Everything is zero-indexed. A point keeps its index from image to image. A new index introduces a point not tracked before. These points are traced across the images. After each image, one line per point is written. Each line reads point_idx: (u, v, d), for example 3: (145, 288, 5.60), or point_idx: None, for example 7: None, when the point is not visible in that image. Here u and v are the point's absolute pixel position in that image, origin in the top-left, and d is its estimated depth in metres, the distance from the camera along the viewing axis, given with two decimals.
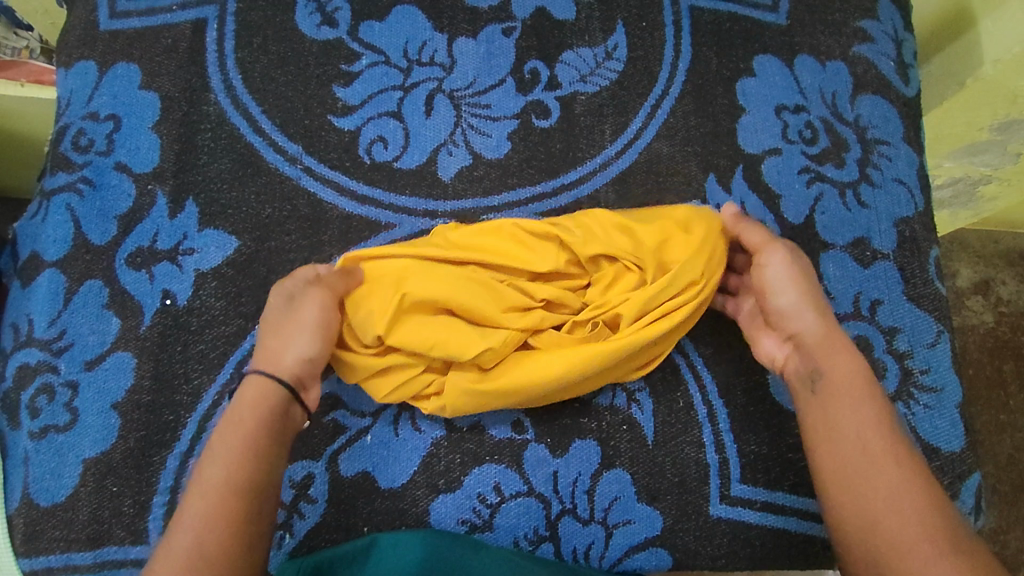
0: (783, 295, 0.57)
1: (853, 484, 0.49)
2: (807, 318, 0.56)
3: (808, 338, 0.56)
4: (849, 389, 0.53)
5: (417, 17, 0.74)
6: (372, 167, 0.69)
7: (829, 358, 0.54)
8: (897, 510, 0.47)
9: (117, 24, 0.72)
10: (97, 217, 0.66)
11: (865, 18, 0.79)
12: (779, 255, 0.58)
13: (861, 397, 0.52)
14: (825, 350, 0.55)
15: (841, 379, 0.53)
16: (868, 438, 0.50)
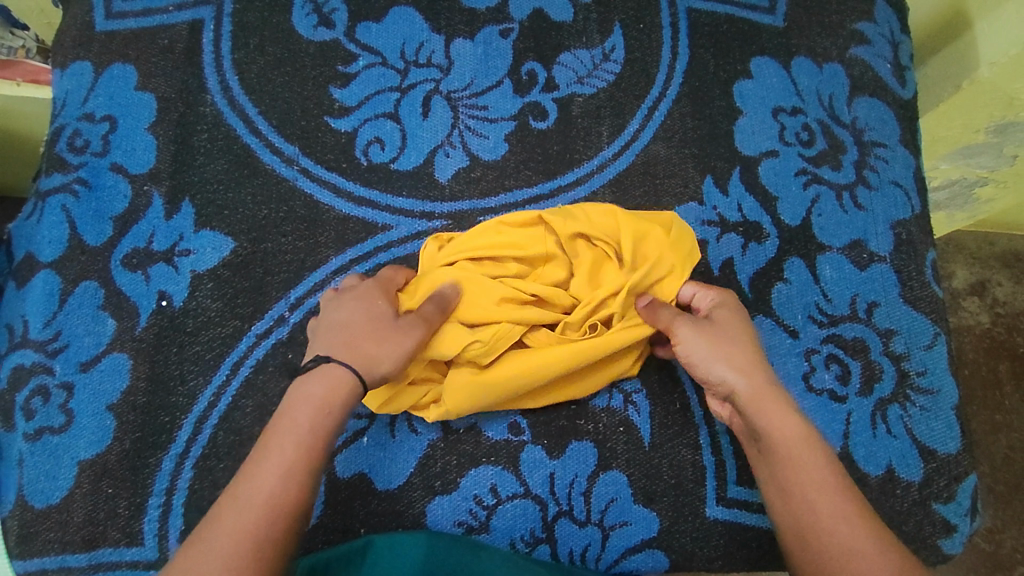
0: (711, 367, 0.54)
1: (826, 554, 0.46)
2: (741, 379, 0.53)
3: (744, 399, 0.53)
4: (790, 449, 0.50)
5: (414, 18, 0.74)
6: (368, 168, 0.69)
7: (767, 413, 0.52)
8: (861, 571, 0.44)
9: (113, 24, 0.72)
10: (93, 218, 0.66)
11: (862, 21, 0.79)
12: (726, 315, 0.57)
13: (807, 452, 0.50)
14: (764, 408, 0.52)
15: (780, 423, 0.51)
16: (818, 498, 0.48)
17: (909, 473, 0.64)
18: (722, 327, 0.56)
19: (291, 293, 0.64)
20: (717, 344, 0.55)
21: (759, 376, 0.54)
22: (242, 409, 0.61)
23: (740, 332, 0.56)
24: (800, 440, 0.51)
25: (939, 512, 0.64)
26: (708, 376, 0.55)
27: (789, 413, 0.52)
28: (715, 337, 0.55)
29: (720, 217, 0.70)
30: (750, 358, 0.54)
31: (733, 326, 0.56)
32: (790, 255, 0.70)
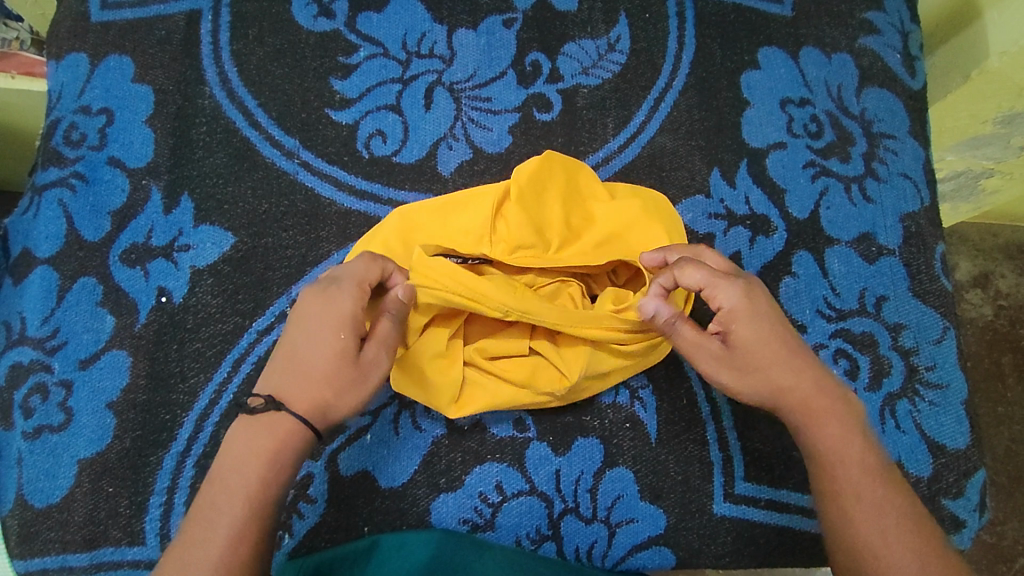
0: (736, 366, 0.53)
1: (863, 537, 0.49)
2: (785, 396, 0.52)
3: (796, 403, 0.52)
4: (844, 449, 0.51)
5: (416, 8, 0.73)
6: (370, 161, 0.68)
7: (821, 428, 0.52)
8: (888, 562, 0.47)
9: (110, 15, 0.71)
10: (90, 213, 0.65)
11: (871, 10, 0.78)
12: (732, 303, 0.53)
13: (848, 466, 0.50)
14: (813, 417, 0.52)
15: (826, 425, 0.52)
16: (862, 502, 0.49)
17: (918, 468, 0.64)
18: (745, 351, 0.53)
19: (292, 288, 0.63)
20: (743, 374, 0.53)
21: (809, 379, 0.52)
22: None
23: (777, 336, 0.53)
24: (853, 450, 0.51)
25: (947, 508, 0.63)
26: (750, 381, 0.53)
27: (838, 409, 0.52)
28: (740, 369, 0.53)
29: (727, 210, 0.69)
30: (780, 370, 0.52)
31: (759, 340, 0.52)
32: (798, 248, 0.69)
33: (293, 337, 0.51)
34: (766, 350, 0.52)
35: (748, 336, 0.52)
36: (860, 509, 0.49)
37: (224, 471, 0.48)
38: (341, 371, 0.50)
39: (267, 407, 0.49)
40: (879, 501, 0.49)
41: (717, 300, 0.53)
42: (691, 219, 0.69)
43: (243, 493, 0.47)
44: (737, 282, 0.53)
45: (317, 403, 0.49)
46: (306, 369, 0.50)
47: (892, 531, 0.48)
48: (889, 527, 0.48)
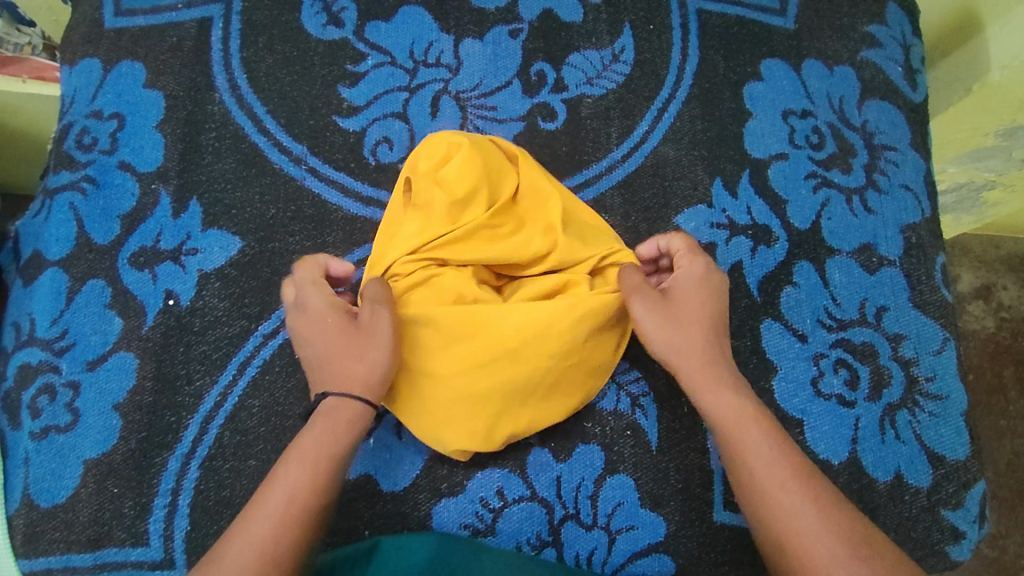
0: (670, 344, 0.56)
1: (770, 495, 0.49)
2: (692, 350, 0.56)
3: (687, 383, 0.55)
4: (732, 424, 0.52)
5: (423, 18, 0.74)
6: (377, 168, 0.69)
7: (716, 398, 0.54)
8: (789, 509, 0.48)
9: (122, 21, 0.72)
10: (100, 216, 0.65)
11: (873, 23, 0.79)
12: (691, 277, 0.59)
13: (748, 425, 0.52)
14: (708, 389, 0.54)
15: (716, 399, 0.54)
16: (760, 463, 0.50)
17: (918, 479, 0.64)
18: (676, 313, 0.57)
19: None
20: (673, 328, 0.56)
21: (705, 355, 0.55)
22: (249, 410, 0.61)
23: (700, 315, 0.57)
24: (747, 416, 0.52)
25: (947, 519, 0.63)
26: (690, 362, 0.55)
27: (731, 384, 0.55)
28: (665, 319, 0.56)
29: (729, 220, 0.70)
30: (694, 347, 0.56)
31: (694, 307, 0.57)
32: (799, 259, 0.70)
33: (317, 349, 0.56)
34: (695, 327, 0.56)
35: (685, 302, 0.57)
36: (765, 468, 0.50)
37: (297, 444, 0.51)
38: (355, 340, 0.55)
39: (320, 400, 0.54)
40: (777, 457, 0.50)
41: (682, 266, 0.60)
42: (693, 228, 0.69)
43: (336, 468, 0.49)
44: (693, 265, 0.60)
45: (355, 377, 0.54)
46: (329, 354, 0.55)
47: (794, 483, 0.49)
48: (785, 476, 0.49)
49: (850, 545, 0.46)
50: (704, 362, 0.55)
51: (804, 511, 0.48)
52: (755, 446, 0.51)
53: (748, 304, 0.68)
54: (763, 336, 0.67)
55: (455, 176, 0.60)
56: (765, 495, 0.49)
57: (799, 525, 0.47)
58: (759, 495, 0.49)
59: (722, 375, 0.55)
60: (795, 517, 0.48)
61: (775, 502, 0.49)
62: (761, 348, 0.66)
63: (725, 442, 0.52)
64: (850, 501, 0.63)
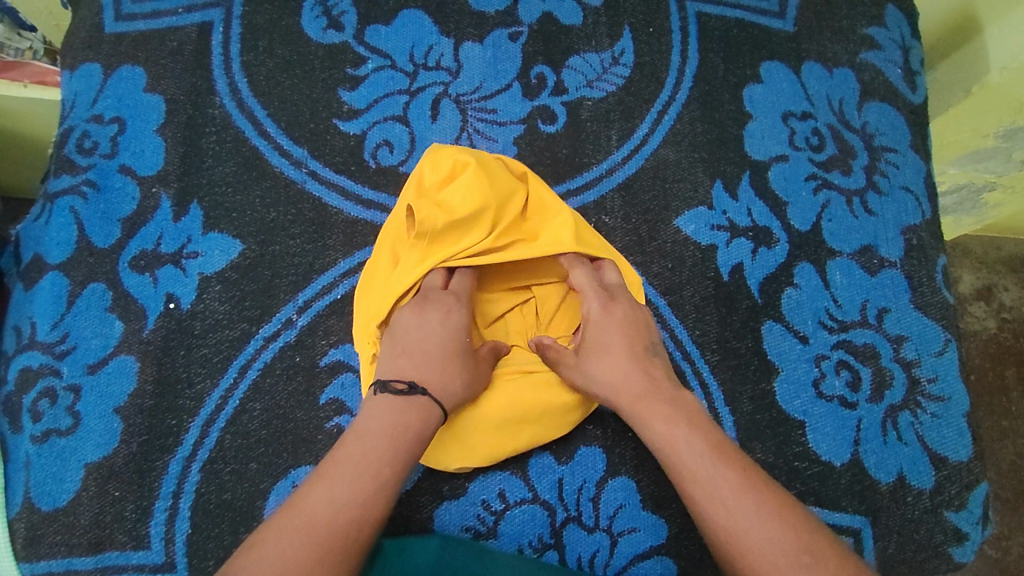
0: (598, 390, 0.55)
1: (708, 513, 0.46)
2: (620, 395, 0.54)
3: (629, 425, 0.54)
4: (661, 448, 0.51)
5: (423, 21, 0.74)
6: (377, 171, 0.69)
7: (652, 424, 0.52)
8: (731, 527, 0.45)
9: (123, 26, 0.72)
10: (101, 220, 0.66)
11: (872, 25, 0.79)
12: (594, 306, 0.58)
13: (684, 448, 0.49)
14: (645, 419, 0.52)
15: (649, 425, 0.52)
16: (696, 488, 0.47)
17: (920, 480, 0.64)
18: (590, 365, 0.56)
19: (299, 296, 0.64)
20: (592, 379, 0.56)
21: (637, 383, 0.54)
22: (250, 413, 0.60)
23: (622, 347, 0.56)
24: (682, 438, 0.50)
25: (950, 521, 0.63)
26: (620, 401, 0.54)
27: (660, 406, 0.52)
28: (585, 373, 0.56)
29: (729, 222, 0.70)
30: (622, 376, 0.54)
31: (603, 347, 0.56)
32: (800, 260, 0.70)
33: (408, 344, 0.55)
34: (620, 367, 0.55)
35: (593, 342, 0.57)
36: (703, 488, 0.47)
37: (364, 435, 0.48)
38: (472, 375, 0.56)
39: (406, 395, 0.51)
40: (713, 475, 0.47)
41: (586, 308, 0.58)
42: (693, 230, 0.69)
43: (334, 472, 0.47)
44: (597, 293, 0.58)
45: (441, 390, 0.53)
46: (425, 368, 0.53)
47: (739, 495, 0.46)
48: (726, 491, 0.47)
49: (799, 559, 0.43)
50: (631, 398, 0.54)
51: (747, 532, 0.45)
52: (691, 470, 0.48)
53: (749, 305, 0.68)
54: (764, 337, 0.67)
55: (455, 201, 0.59)
56: (708, 520, 0.46)
57: (745, 546, 0.44)
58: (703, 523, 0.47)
59: (650, 400, 0.53)
60: (741, 540, 0.45)
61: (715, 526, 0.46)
62: (762, 350, 0.66)
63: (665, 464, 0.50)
64: (852, 503, 0.63)
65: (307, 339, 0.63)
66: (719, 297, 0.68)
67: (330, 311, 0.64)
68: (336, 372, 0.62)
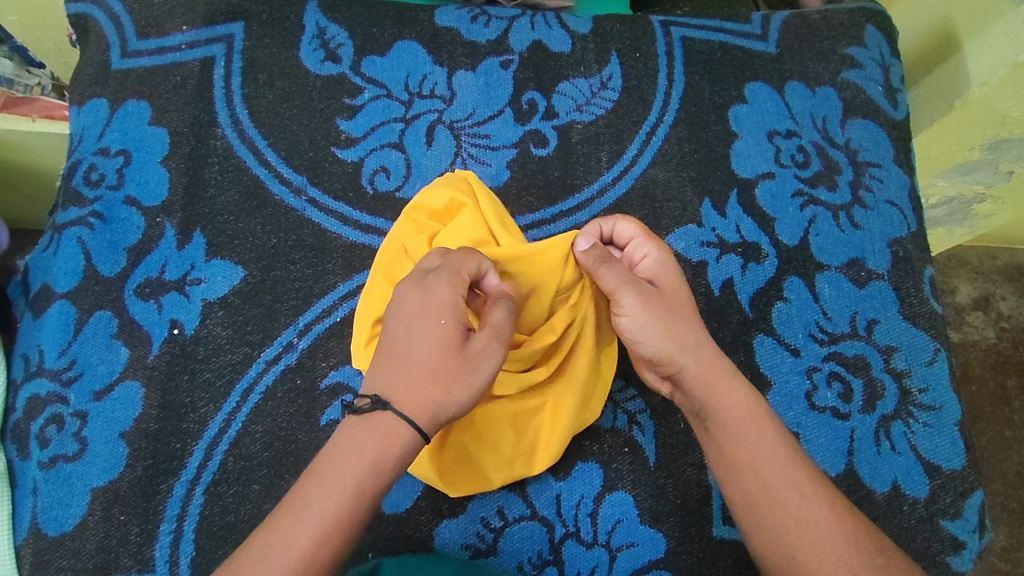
0: (673, 330, 0.56)
1: (782, 496, 0.51)
2: (692, 345, 0.55)
3: (693, 378, 0.55)
4: (739, 424, 0.53)
5: (418, 52, 0.77)
6: (375, 197, 0.71)
7: (720, 396, 0.54)
8: (800, 511, 0.50)
9: (128, 62, 0.75)
10: (107, 249, 0.67)
11: (852, 45, 0.81)
12: (653, 249, 0.60)
13: (758, 430, 0.53)
14: (712, 385, 0.55)
15: (728, 398, 0.54)
16: (769, 470, 0.52)
17: (915, 489, 0.64)
18: (662, 301, 0.57)
19: (300, 319, 0.66)
20: (664, 317, 0.56)
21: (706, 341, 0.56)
22: (252, 435, 0.62)
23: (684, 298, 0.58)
24: (755, 414, 0.54)
25: (946, 529, 0.64)
26: (693, 347, 0.55)
27: (734, 378, 0.55)
28: (658, 313, 0.56)
29: (718, 238, 0.72)
30: (692, 330, 0.56)
31: (674, 292, 0.58)
32: (789, 274, 0.71)
33: (396, 345, 0.49)
34: (682, 312, 0.57)
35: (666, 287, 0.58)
36: (779, 471, 0.51)
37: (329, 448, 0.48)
38: (461, 372, 0.49)
39: (374, 407, 0.47)
40: (781, 461, 0.52)
41: (639, 255, 0.60)
42: (684, 247, 0.71)
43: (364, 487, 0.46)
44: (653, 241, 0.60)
45: (428, 403, 0.47)
46: (412, 369, 0.48)
47: (808, 488, 0.51)
48: (801, 484, 0.51)
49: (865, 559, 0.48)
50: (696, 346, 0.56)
51: (811, 516, 0.50)
52: (763, 450, 0.52)
53: (739, 320, 0.69)
54: (755, 351, 0.68)
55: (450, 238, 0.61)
56: (774, 499, 0.51)
57: (816, 538, 0.49)
58: (762, 499, 0.51)
59: (723, 366, 0.56)
60: (807, 526, 0.50)
61: (776, 506, 0.50)
62: (754, 363, 0.68)
63: (738, 439, 0.53)
64: None
65: (308, 362, 0.64)
66: (711, 312, 0.69)
67: (330, 334, 0.65)
68: (336, 394, 0.63)
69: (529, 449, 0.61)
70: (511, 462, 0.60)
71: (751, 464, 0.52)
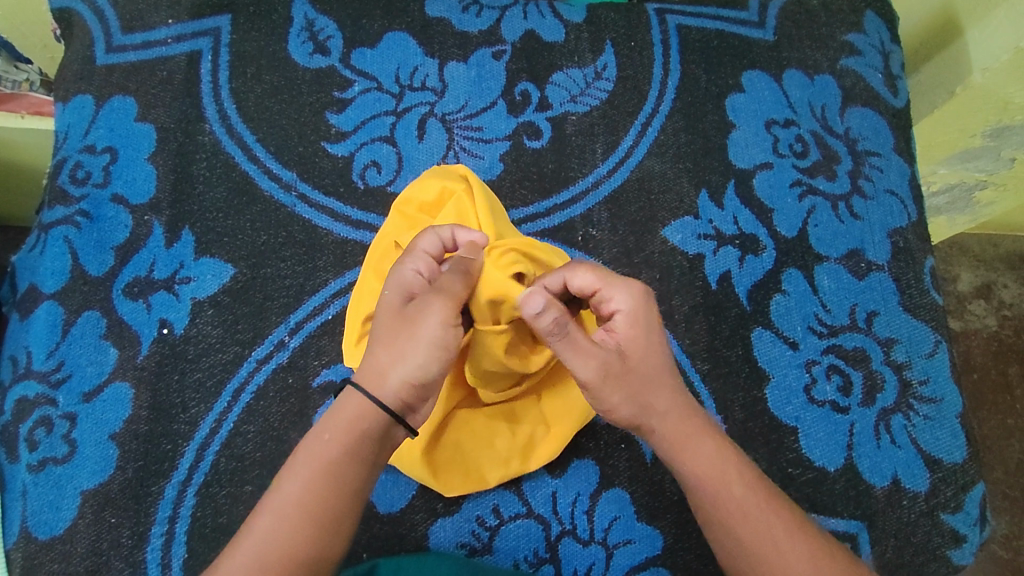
0: (625, 404, 0.48)
1: (761, 552, 0.48)
2: (654, 415, 0.49)
3: (656, 441, 0.50)
4: (706, 485, 0.49)
5: (408, 43, 0.75)
6: (365, 192, 0.70)
7: (692, 458, 0.49)
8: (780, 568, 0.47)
9: (114, 57, 0.73)
10: (95, 249, 0.67)
11: (851, 32, 0.80)
12: (627, 297, 0.49)
13: (724, 489, 0.49)
14: (677, 449, 0.50)
15: (692, 458, 0.49)
16: (749, 522, 0.48)
17: (916, 483, 0.64)
18: (620, 373, 0.48)
19: (291, 317, 0.65)
20: (618, 390, 0.48)
21: (675, 401, 0.50)
22: (244, 435, 0.61)
23: (657, 358, 0.50)
24: (725, 469, 0.50)
25: (947, 523, 0.63)
26: (652, 418, 0.49)
27: (704, 436, 0.50)
28: (615, 386, 0.48)
29: (716, 230, 0.71)
30: (657, 396, 0.49)
31: (640, 354, 0.49)
32: (788, 266, 0.70)
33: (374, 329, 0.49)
34: (647, 379, 0.49)
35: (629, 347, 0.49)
36: (753, 528, 0.48)
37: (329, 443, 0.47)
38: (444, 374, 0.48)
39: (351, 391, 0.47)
40: (764, 514, 0.49)
41: (611, 304, 0.49)
42: (680, 240, 0.70)
43: (350, 489, 0.46)
44: (627, 289, 0.49)
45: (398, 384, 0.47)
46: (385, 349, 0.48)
47: (790, 540, 0.48)
48: (780, 538, 0.48)
49: None
50: (654, 416, 0.49)
51: (796, 570, 0.47)
52: (734, 510, 0.49)
53: (737, 313, 0.68)
54: (753, 345, 0.67)
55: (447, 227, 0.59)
56: (752, 553, 0.48)
57: None
58: (740, 555, 0.48)
59: (692, 429, 0.50)
60: None
61: (756, 561, 0.48)
62: (752, 357, 0.67)
63: (707, 496, 0.49)
64: (847, 508, 0.63)
65: (300, 360, 0.64)
66: (708, 305, 0.68)
67: (322, 332, 0.65)
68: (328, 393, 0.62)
69: (526, 444, 0.60)
70: (506, 458, 0.59)
71: (723, 522, 0.49)
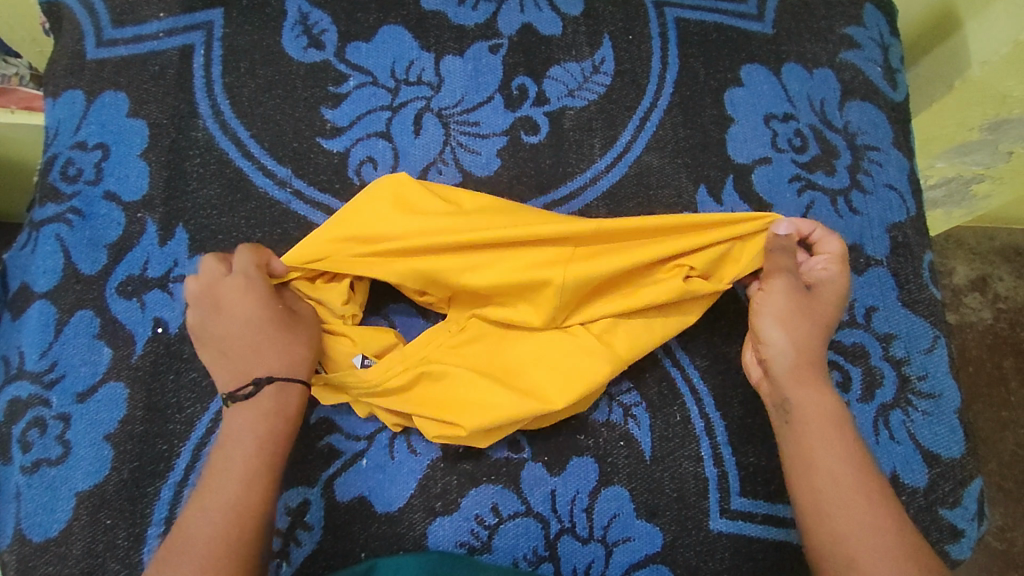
0: (790, 331, 0.57)
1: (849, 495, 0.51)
2: (805, 352, 0.57)
3: (782, 372, 0.57)
4: (819, 427, 0.54)
5: (403, 37, 0.74)
6: (361, 188, 0.69)
7: (806, 399, 0.55)
8: (858, 514, 0.50)
9: (104, 52, 0.72)
10: (87, 247, 0.66)
11: (851, 25, 0.79)
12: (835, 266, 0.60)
13: (831, 433, 0.54)
14: (800, 384, 0.56)
15: (814, 400, 0.55)
16: (839, 465, 0.52)
17: (914, 478, 0.64)
18: (811, 309, 0.58)
19: None
20: (798, 322, 0.57)
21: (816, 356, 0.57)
22: None
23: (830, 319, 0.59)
24: (833, 420, 0.54)
25: (945, 518, 0.63)
26: (795, 355, 0.57)
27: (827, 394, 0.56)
28: (791, 315, 0.58)
29: None
30: (808, 341, 0.57)
31: (825, 307, 0.59)
32: None
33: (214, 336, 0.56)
34: (818, 328, 0.58)
35: (823, 299, 0.59)
36: (846, 474, 0.52)
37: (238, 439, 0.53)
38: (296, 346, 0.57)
39: (258, 389, 0.54)
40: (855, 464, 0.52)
41: (818, 265, 0.61)
42: None
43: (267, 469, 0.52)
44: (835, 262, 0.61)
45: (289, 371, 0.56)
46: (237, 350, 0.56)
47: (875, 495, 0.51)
48: (869, 490, 0.51)
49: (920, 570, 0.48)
50: (810, 365, 0.57)
51: (871, 518, 0.50)
52: (836, 455, 0.52)
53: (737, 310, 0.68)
54: None
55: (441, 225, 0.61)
56: (838, 495, 0.51)
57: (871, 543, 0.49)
58: (829, 498, 0.51)
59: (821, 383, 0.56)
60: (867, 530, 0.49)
61: (838, 507, 0.51)
62: None
63: (812, 437, 0.54)
64: None
65: None
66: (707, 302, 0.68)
67: None
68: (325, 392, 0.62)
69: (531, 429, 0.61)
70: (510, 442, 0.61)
71: (819, 463, 0.53)
